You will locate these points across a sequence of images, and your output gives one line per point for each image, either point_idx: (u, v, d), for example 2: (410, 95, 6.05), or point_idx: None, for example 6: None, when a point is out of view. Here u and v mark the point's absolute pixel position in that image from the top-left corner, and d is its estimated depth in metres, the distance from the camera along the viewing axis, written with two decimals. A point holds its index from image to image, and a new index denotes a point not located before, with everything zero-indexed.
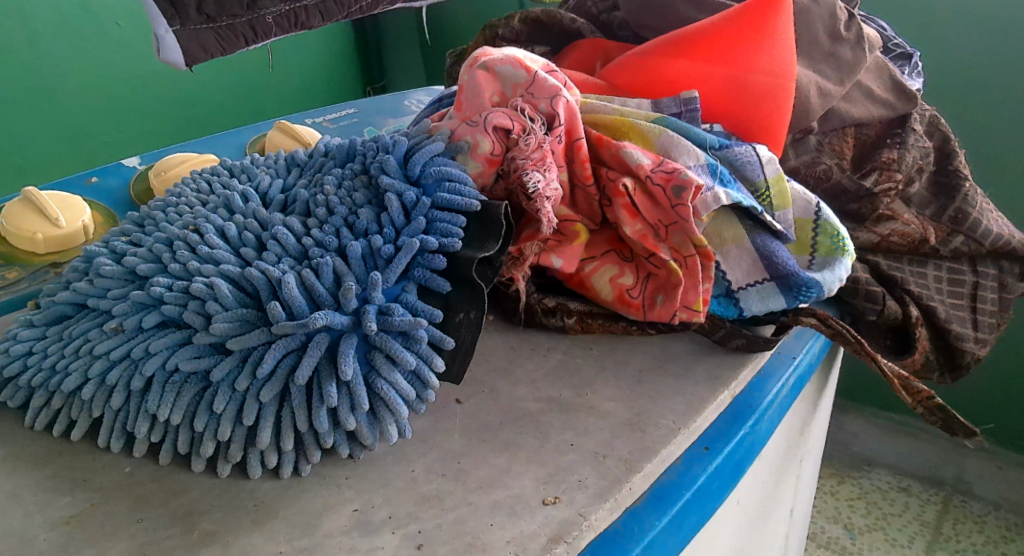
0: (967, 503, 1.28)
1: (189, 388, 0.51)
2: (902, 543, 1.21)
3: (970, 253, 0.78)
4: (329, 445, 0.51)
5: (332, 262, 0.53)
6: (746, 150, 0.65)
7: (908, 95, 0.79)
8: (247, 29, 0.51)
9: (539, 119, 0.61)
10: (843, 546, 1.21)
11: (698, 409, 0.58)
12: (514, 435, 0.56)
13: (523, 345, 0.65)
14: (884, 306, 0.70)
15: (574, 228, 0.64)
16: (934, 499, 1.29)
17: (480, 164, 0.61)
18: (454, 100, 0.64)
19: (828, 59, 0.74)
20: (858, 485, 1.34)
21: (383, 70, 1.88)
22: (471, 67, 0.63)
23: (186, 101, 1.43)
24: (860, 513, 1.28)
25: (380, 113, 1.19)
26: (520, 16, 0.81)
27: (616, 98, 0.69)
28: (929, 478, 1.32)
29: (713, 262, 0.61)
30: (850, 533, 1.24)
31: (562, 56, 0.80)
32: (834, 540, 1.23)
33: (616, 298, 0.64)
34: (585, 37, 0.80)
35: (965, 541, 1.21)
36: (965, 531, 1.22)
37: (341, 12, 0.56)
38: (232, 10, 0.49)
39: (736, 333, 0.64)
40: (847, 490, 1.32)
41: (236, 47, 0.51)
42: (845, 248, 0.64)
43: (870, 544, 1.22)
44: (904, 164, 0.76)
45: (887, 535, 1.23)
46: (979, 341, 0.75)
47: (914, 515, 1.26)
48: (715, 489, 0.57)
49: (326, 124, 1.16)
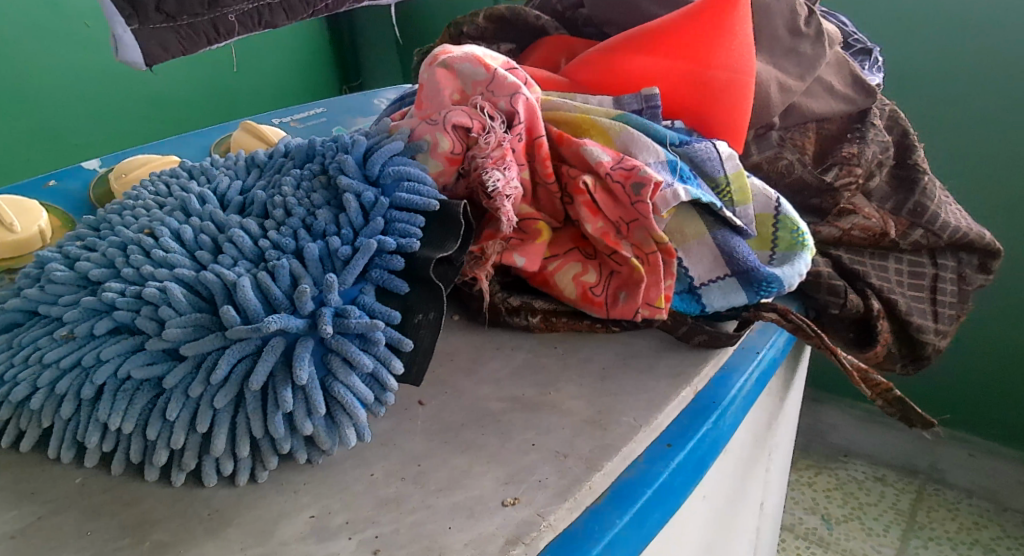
0: (941, 491, 1.30)
1: (141, 395, 0.50)
2: (878, 532, 1.22)
3: (929, 246, 0.79)
4: (286, 450, 0.51)
5: (289, 264, 0.52)
6: (705, 146, 0.65)
7: (868, 90, 0.80)
8: (209, 28, 0.50)
9: (500, 118, 0.61)
10: (820, 536, 1.23)
11: (660, 407, 0.58)
12: (477, 436, 0.55)
13: (487, 345, 0.64)
14: (846, 300, 0.70)
15: (537, 226, 0.64)
16: (908, 488, 1.31)
17: (440, 164, 0.61)
18: (415, 98, 0.63)
19: (789, 55, 0.75)
20: (835, 475, 1.36)
21: (360, 70, 1.87)
22: (431, 65, 0.62)
23: (161, 101, 1.41)
24: (836, 503, 1.29)
25: (349, 113, 1.18)
26: (485, 13, 0.80)
27: (578, 95, 0.69)
28: (904, 467, 1.35)
29: (674, 258, 0.61)
30: (827, 524, 1.25)
31: (528, 53, 0.80)
32: (811, 531, 1.24)
33: (579, 296, 0.63)
34: (550, 35, 0.80)
35: (938, 529, 1.22)
36: (939, 519, 1.25)
37: (306, 11, 0.55)
38: (193, 9, 0.48)
39: (699, 329, 0.64)
40: (824, 480, 1.35)
41: (200, 47, 0.50)
42: (805, 243, 0.64)
43: (847, 534, 1.23)
44: (864, 158, 0.76)
45: (863, 524, 1.24)
46: (939, 332, 0.76)
47: (890, 504, 1.28)
48: (678, 486, 0.56)
49: (295, 124, 1.15)
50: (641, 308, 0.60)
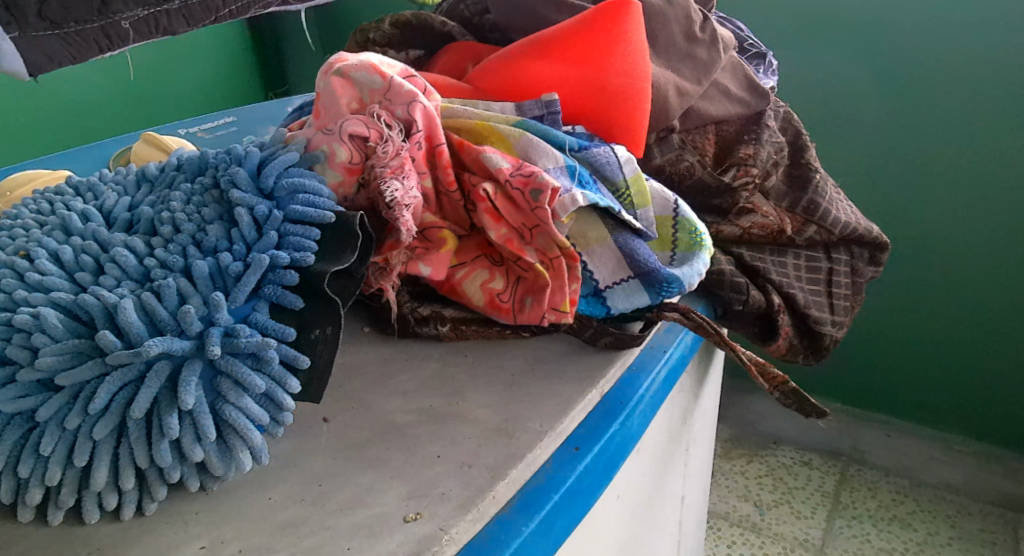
0: (862, 471, 1.33)
1: (12, 430, 0.46)
2: (806, 514, 1.25)
3: (823, 241, 0.82)
4: (176, 480, 0.48)
5: (175, 283, 0.49)
6: (604, 150, 0.66)
7: (762, 93, 0.83)
8: (100, 35, 0.43)
9: (399, 126, 0.60)
10: (753, 523, 1.25)
11: (565, 411, 0.58)
12: (381, 451, 0.54)
13: (396, 356, 0.63)
14: (748, 296, 0.72)
15: (441, 234, 0.63)
16: (833, 470, 1.34)
17: (339, 174, 0.59)
18: (312, 108, 0.61)
19: (685, 60, 0.76)
20: (765, 463, 1.38)
21: (285, 74, 1.84)
22: (325, 74, 0.61)
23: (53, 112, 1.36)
24: (767, 489, 1.32)
25: (261, 121, 1.15)
26: (391, 19, 0.78)
27: (479, 101, 0.69)
28: (827, 450, 1.38)
29: (578, 262, 0.61)
30: (760, 510, 1.27)
31: (434, 60, 0.79)
32: (744, 518, 1.26)
33: (487, 303, 0.63)
34: (457, 40, 0.79)
35: (861, 507, 1.26)
36: (861, 498, 1.28)
37: (208, 16, 0.49)
38: (81, 14, 0.42)
39: (605, 331, 0.64)
40: (755, 468, 1.36)
41: (88, 53, 0.44)
42: (703, 242, 0.64)
43: (778, 518, 1.25)
44: (759, 158, 0.78)
45: (793, 508, 1.27)
46: (835, 323, 0.77)
47: (816, 486, 1.31)
48: (586, 488, 0.56)
49: (202, 135, 1.11)
50: (548, 313, 0.60)
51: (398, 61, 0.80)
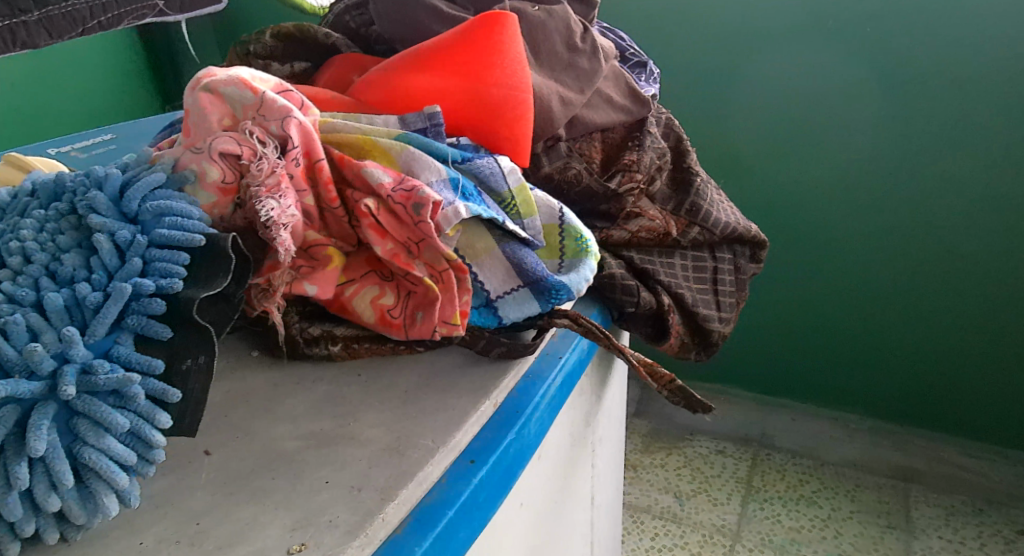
0: (771, 455, 1.40)
1: None
2: (722, 501, 1.31)
3: (706, 242, 0.83)
4: (31, 532, 0.43)
5: (24, 319, 0.44)
6: (487, 163, 0.64)
7: (643, 101, 0.85)
8: None
9: (273, 143, 0.55)
10: (673, 513, 1.30)
11: (458, 424, 0.55)
12: (265, 482, 0.50)
13: (286, 381, 0.60)
14: (640, 297, 0.74)
15: (328, 253, 0.60)
16: (744, 456, 1.41)
17: (212, 193, 0.55)
18: (180, 125, 0.57)
19: (569, 69, 0.77)
20: (684, 454, 1.43)
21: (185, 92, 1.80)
22: (194, 90, 0.56)
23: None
24: (686, 480, 1.37)
25: (140, 138, 1.08)
26: (273, 31, 0.76)
27: (362, 115, 0.67)
28: (739, 438, 1.45)
29: (467, 274, 0.59)
30: (680, 500, 1.33)
31: (320, 71, 0.76)
32: (666, 509, 1.31)
33: (377, 320, 0.60)
34: (341, 52, 0.77)
35: (771, 490, 1.33)
36: (771, 480, 1.35)
37: None
38: None
39: (496, 341, 0.61)
40: (675, 460, 1.42)
41: None
42: (589, 249, 0.66)
43: (696, 507, 1.31)
44: (642, 164, 0.80)
45: (710, 496, 1.32)
46: (724, 320, 0.81)
47: (730, 473, 1.37)
48: (483, 502, 0.53)
49: (75, 154, 1.03)
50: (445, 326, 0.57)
51: (282, 74, 0.77)
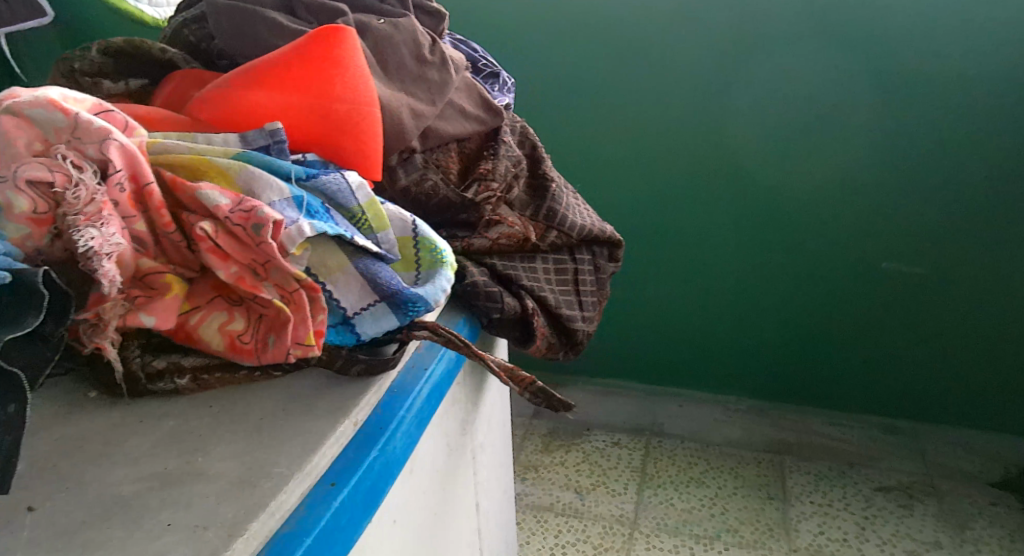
0: (662, 442, 1.45)
1: None
2: (620, 491, 1.33)
3: (566, 244, 0.80)
4: None
5: None
6: (337, 176, 0.54)
7: (494, 110, 0.80)
8: None
9: (87, 166, 0.46)
10: (575, 508, 1.31)
11: (315, 446, 0.49)
12: (99, 532, 0.43)
13: (127, 421, 0.51)
14: (503, 304, 0.70)
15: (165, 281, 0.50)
16: (638, 446, 1.44)
17: (24, 224, 0.46)
18: None
19: (418, 82, 0.69)
20: (581, 450, 1.45)
21: None
22: None
23: None
24: (584, 474, 1.38)
25: None
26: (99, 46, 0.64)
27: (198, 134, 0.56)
28: (632, 428, 1.48)
29: (320, 291, 0.50)
30: (580, 495, 1.33)
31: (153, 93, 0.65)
32: (567, 506, 1.31)
33: (227, 346, 0.52)
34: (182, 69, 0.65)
35: (664, 475, 1.36)
36: (664, 467, 1.38)
37: None
38: None
39: (354, 359, 0.55)
40: (574, 456, 1.43)
41: None
42: (447, 260, 0.57)
43: (596, 500, 1.32)
44: (496, 173, 0.76)
45: (607, 488, 1.34)
46: (586, 319, 0.79)
47: (626, 463, 1.40)
48: (345, 526, 0.48)
49: None
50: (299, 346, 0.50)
51: (116, 93, 0.64)
